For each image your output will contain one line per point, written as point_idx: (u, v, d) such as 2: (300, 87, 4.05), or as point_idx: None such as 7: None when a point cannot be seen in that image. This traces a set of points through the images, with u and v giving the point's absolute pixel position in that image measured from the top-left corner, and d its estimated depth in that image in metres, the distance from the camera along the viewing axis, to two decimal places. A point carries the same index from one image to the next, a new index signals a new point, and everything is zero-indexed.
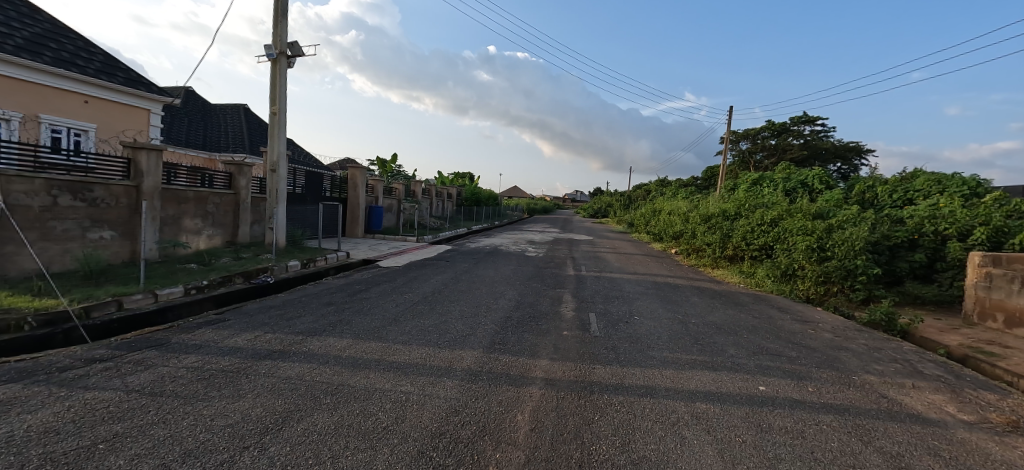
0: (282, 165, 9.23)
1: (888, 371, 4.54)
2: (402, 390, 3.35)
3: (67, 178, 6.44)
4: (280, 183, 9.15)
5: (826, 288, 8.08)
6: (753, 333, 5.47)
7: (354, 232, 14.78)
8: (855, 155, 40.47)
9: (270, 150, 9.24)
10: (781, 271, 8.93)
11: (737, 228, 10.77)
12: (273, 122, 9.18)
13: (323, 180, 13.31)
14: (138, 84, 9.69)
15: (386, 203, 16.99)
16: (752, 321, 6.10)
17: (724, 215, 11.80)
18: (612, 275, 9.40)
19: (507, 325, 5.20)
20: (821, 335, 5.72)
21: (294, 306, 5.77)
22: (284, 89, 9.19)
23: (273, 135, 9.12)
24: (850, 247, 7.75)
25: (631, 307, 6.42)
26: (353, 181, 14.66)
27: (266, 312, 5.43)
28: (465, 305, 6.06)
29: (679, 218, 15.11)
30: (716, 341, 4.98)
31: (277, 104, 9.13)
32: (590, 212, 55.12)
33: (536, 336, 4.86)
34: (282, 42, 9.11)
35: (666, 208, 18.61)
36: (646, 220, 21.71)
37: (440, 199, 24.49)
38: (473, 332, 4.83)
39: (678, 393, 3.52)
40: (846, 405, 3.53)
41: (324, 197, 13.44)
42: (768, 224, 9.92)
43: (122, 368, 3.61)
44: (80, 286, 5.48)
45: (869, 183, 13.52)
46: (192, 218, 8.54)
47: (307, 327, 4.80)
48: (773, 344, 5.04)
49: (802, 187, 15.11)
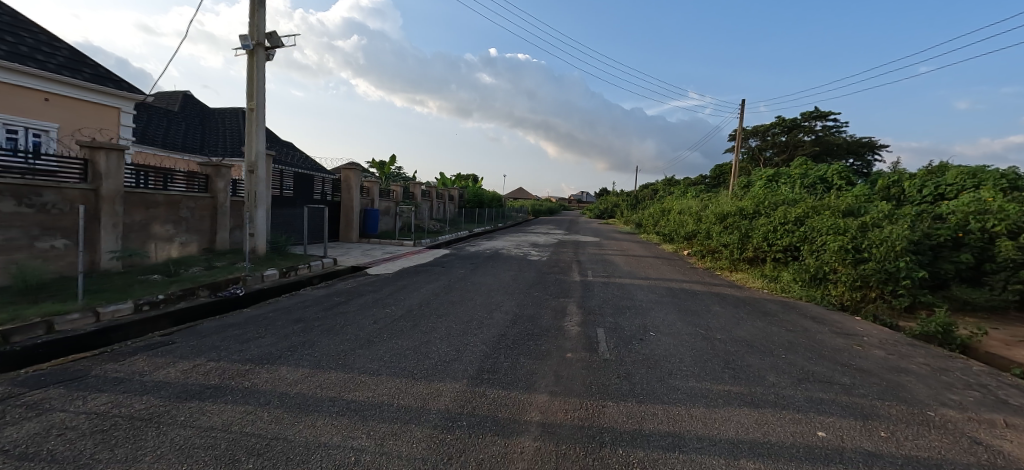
0: (261, 165, 8.49)
1: (968, 403, 3.68)
2: (353, 445, 2.56)
3: (12, 181, 5.76)
4: (258, 185, 8.41)
5: (862, 294, 7.25)
6: (792, 352, 4.62)
7: (348, 236, 14.05)
8: (868, 151, 39.29)
9: (248, 148, 8.49)
10: (810, 274, 8.04)
11: (757, 228, 9.85)
12: (250, 118, 8.45)
13: (313, 183, 12.61)
14: (108, 82, 9.03)
15: (383, 206, 16.29)
16: (787, 336, 5.26)
17: (742, 213, 10.85)
18: (622, 281, 8.58)
19: (500, 346, 4.39)
20: (871, 354, 4.86)
21: (256, 324, 5.00)
22: (262, 83, 8.46)
23: (251, 132, 8.38)
24: (890, 247, 6.93)
25: (646, 320, 5.60)
26: (347, 182, 14.00)
27: (220, 334, 4.65)
28: (454, 319, 5.27)
29: (691, 218, 14.19)
30: (750, 363, 4.16)
31: (256, 99, 8.38)
32: (596, 213, 54.25)
33: (534, 361, 4.05)
34: (259, 32, 8.41)
35: (677, 207, 17.73)
36: (655, 221, 20.84)
37: (442, 201, 23.74)
38: (458, 357, 4.02)
39: (715, 445, 2.69)
40: (937, 460, 2.69)
41: (314, 200, 12.70)
42: (793, 223, 9.03)
43: (7, 415, 2.86)
44: (10, 304, 4.77)
45: (892, 179, 12.60)
46: (162, 224, 7.83)
47: (261, 353, 4.01)
48: (820, 367, 4.20)
49: (821, 183, 14.17)
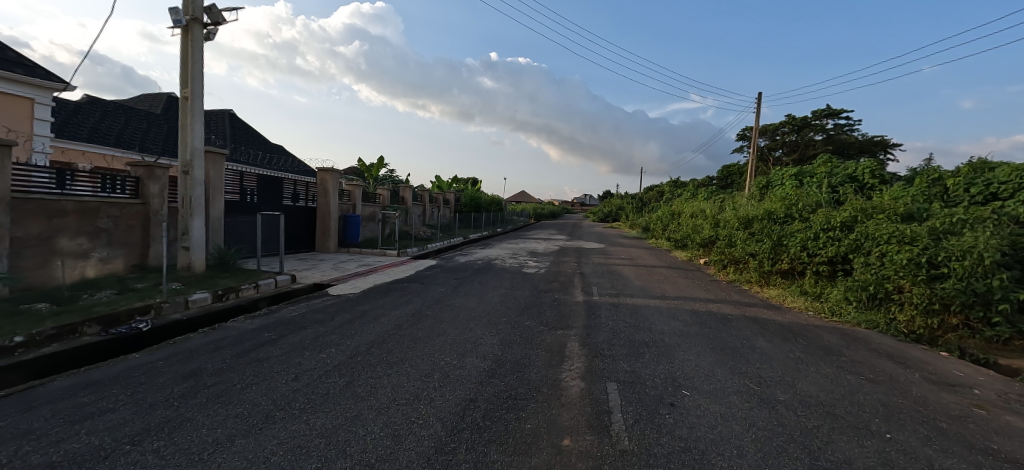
0: (198, 165, 7.04)
1: None
2: None
3: None
4: (194, 189, 6.96)
5: (941, 320, 5.71)
6: (900, 429, 3.12)
7: (325, 246, 12.62)
8: (881, 149, 37.69)
9: (182, 144, 7.04)
10: (867, 294, 6.48)
11: (792, 235, 8.31)
12: (184, 109, 7.02)
13: (280, 187, 11.19)
14: (17, 67, 7.71)
15: (367, 212, 14.86)
16: (875, 393, 3.76)
17: (771, 217, 9.29)
18: (634, 300, 7.09)
19: (464, 426, 2.92)
20: (1010, 426, 3.35)
21: (125, 385, 3.53)
22: (198, 66, 7.04)
23: (185, 125, 6.94)
24: (976, 261, 5.42)
25: (674, 368, 4.10)
26: (324, 186, 12.60)
27: (59, 404, 3.19)
28: (408, 372, 3.80)
29: (707, 222, 12.64)
30: (852, 458, 2.67)
31: (191, 85, 6.95)
32: (599, 216, 52.83)
33: (513, 459, 2.57)
34: (195, 6, 7.00)
35: (688, 211, 16.20)
36: (663, 225, 19.33)
37: (436, 205, 22.34)
38: (392, 456, 2.54)
39: None
40: None
41: (281, 207, 11.27)
42: (838, 229, 7.50)
43: None
44: None
45: (932, 177, 11.08)
46: (72, 238, 6.40)
47: (82, 451, 2.55)
48: (958, 462, 2.70)
49: (851, 182, 12.62)
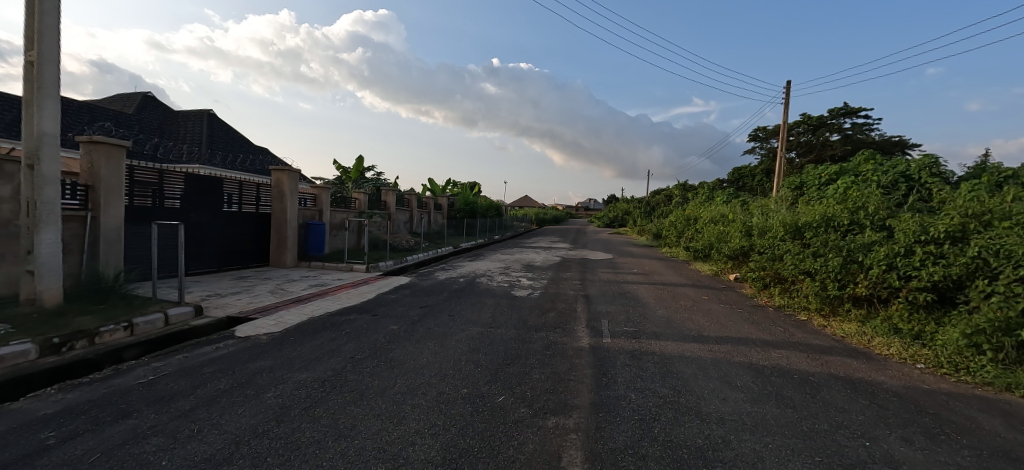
0: (49, 157, 5.06)
1: None
2: None
3: None
4: (42, 189, 4.98)
5: None
6: None
7: (281, 260, 10.59)
8: (902, 149, 35.37)
9: (28, 129, 5.06)
10: (1008, 341, 4.34)
11: (867, 251, 6.17)
12: (30, 78, 5.05)
13: (218, 189, 9.21)
14: None
15: (337, 219, 12.85)
16: None
17: (831, 225, 7.15)
18: (662, 344, 4.99)
19: None
20: None
21: None
22: (49, 19, 5.06)
23: (29, 101, 4.98)
24: None
25: None
26: (279, 188, 10.59)
27: None
28: None
29: (736, 230, 10.49)
30: None
31: (38, 46, 4.96)
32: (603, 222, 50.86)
33: None
34: None
35: (708, 215, 14.07)
36: (678, 232, 17.22)
37: (426, 211, 20.41)
38: None
39: None
40: None
41: (219, 213, 9.25)
42: (943, 245, 5.38)
43: None
44: None
45: (1007, 174, 8.96)
46: None
47: None
48: None
49: (905, 182, 10.45)
